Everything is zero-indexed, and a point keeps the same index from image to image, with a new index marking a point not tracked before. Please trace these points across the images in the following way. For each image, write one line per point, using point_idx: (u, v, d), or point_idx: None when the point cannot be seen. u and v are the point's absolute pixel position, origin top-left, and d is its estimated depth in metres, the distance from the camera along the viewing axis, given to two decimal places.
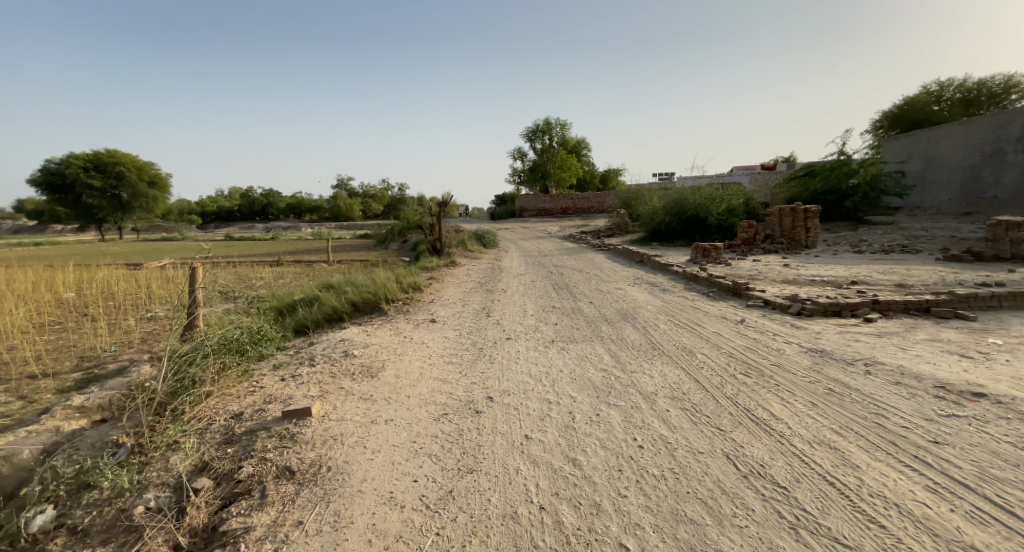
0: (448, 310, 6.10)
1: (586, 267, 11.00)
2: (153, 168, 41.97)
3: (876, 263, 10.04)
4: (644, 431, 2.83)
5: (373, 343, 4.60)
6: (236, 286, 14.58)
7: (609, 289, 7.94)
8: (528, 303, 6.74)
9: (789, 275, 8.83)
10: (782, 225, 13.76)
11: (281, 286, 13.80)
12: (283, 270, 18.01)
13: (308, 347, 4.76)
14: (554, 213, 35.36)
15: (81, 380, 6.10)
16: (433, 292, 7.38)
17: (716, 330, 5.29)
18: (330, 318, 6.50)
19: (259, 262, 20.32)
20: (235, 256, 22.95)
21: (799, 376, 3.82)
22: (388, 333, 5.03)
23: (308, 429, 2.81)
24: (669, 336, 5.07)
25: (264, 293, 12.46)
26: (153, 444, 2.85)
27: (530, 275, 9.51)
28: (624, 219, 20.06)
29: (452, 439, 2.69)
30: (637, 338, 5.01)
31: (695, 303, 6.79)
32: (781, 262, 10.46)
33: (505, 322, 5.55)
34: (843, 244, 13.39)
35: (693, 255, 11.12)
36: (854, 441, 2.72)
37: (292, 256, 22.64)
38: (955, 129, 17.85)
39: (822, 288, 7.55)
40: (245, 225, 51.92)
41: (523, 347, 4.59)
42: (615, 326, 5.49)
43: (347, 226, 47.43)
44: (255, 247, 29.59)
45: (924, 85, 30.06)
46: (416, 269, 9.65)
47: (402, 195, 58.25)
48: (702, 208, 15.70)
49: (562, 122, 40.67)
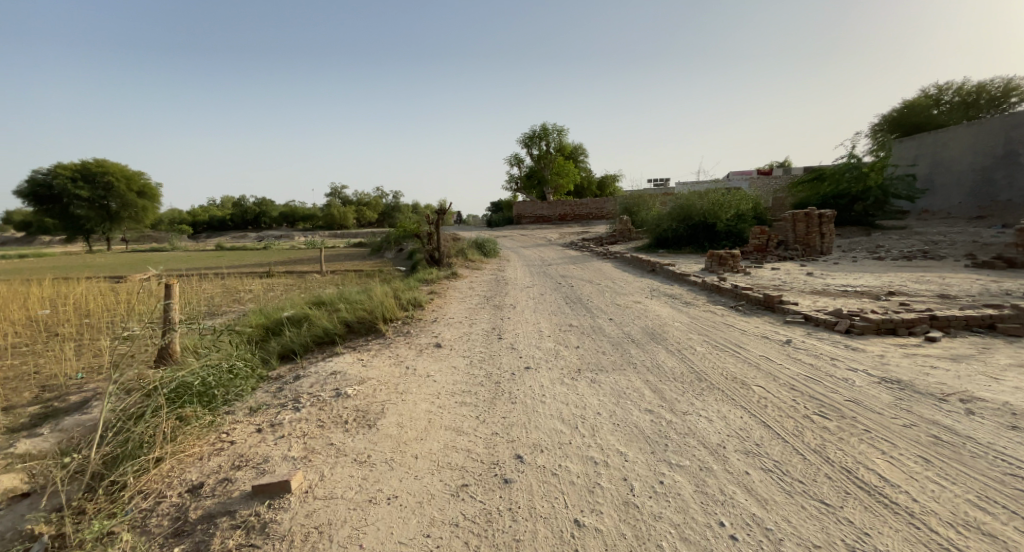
0: (454, 332, 5.41)
1: (596, 277, 10.35)
2: (143, 178, 41.21)
3: (903, 271, 9.47)
4: (731, 510, 2.15)
5: (370, 377, 3.89)
6: (223, 300, 13.80)
7: (627, 303, 7.27)
8: (543, 322, 6.05)
9: (817, 285, 8.22)
10: (795, 230, 13.20)
11: (270, 300, 13.02)
12: (274, 282, 17.23)
13: (293, 382, 4.05)
14: (552, 220, 34.81)
15: (36, 418, 5.35)
16: (435, 309, 6.70)
17: (762, 354, 4.63)
18: (320, 341, 5.81)
19: (249, 274, 19.55)
20: (224, 268, 22.12)
21: (886, 418, 3.16)
22: (387, 362, 4.33)
23: (285, 516, 2.11)
24: (712, 362, 4.40)
25: (252, 309, 11.69)
26: (76, 540, 2.13)
27: (538, 288, 8.84)
28: (626, 225, 19.47)
29: (478, 530, 2.00)
30: (676, 365, 4.33)
31: (726, 318, 6.13)
32: (803, 270, 9.87)
33: (521, 346, 4.86)
34: (861, 250, 12.85)
35: (708, 264, 10.50)
36: (1012, 523, 2.05)
37: (284, 267, 21.87)
38: (964, 131, 17.46)
39: (860, 300, 6.93)
40: (237, 234, 51.17)
41: (546, 378, 3.90)
42: (646, 350, 4.82)
43: (342, 235, 46.72)
44: (246, 257, 28.76)
45: (923, 89, 29.93)
46: (415, 282, 8.97)
47: (396, 203, 57.58)
48: (710, 213, 15.15)
49: (558, 128, 40.31)
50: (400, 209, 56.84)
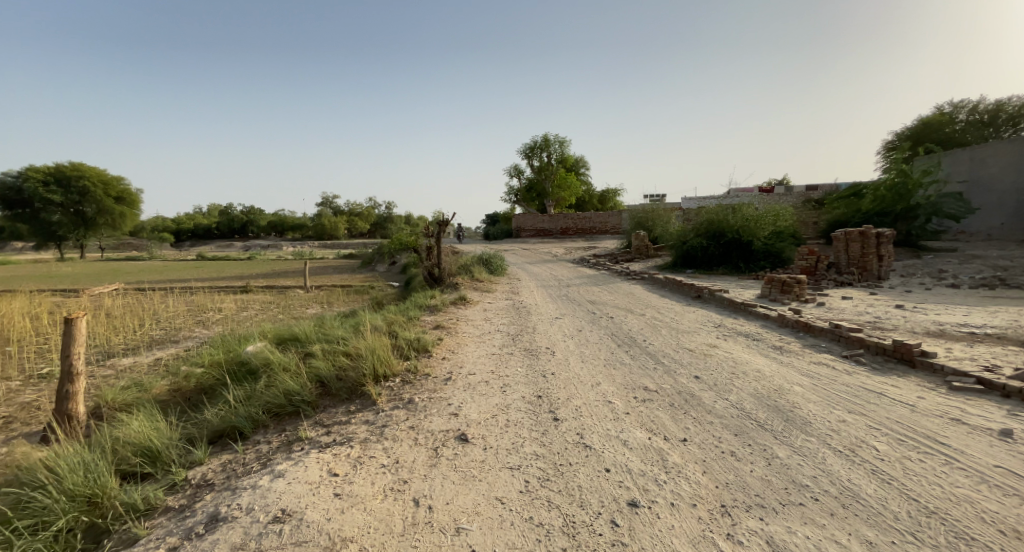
0: (484, 404, 3.54)
1: (634, 304, 8.54)
2: (122, 183, 38.81)
3: (1009, 304, 7.81)
4: None
5: (348, 542, 2.00)
6: (184, 321, 11.79)
7: (702, 349, 5.44)
8: (604, 382, 4.19)
9: (928, 324, 6.48)
10: (849, 252, 11.63)
11: (241, 324, 11.05)
12: (249, 299, 15.23)
13: (201, 534, 2.16)
14: (553, 234, 33.16)
15: None
16: (448, 355, 4.81)
17: (1000, 466, 2.82)
18: (280, 411, 3.89)
19: (224, 288, 17.52)
20: (196, 281, 20.03)
21: None
22: (378, 486, 2.44)
23: None
24: (936, 487, 2.57)
25: (215, 336, 9.71)
26: None
27: (571, 320, 6.97)
28: (643, 242, 17.71)
29: None
30: (883, 493, 2.50)
31: (863, 381, 4.33)
32: (887, 302, 8.14)
33: (597, 440, 3.01)
34: (923, 276, 11.27)
35: (766, 291, 8.81)
36: None
37: (264, 281, 19.83)
38: (1005, 147, 16.15)
39: (1013, 349, 5.18)
40: (222, 243, 48.97)
41: (685, 542, 2.04)
42: (804, 451, 2.97)
43: (330, 245, 44.79)
44: (225, 269, 26.69)
45: (938, 105, 28.99)
46: (414, 311, 7.09)
47: (388, 213, 55.80)
48: (745, 230, 13.49)
49: (559, 139, 38.81)
50: (393, 220, 55.10)
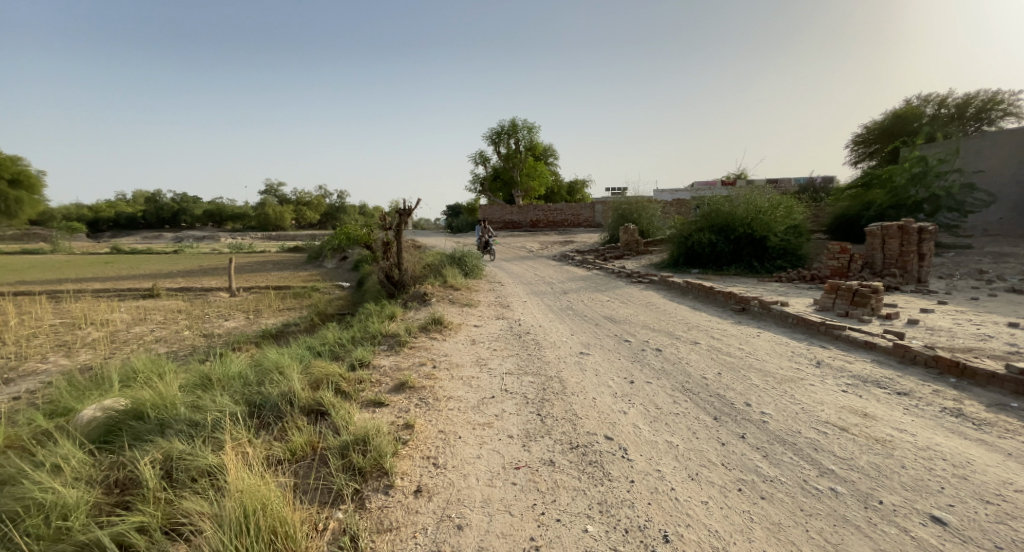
0: None
1: (670, 322, 6.31)
2: (20, 164, 32.48)
3: None
4: None
5: None
6: (42, 344, 8.46)
7: (861, 426, 3.22)
8: None
9: None
10: (884, 250, 10.07)
11: (123, 349, 7.94)
12: (153, 308, 11.86)
13: None
14: (522, 227, 30.71)
15: None
16: (428, 481, 2.31)
17: None
18: None
19: (124, 292, 13.88)
20: (92, 282, 16.02)
21: None
22: None
23: None
24: None
25: (70, 371, 6.62)
26: None
27: (606, 359, 4.59)
28: (634, 236, 15.60)
29: None
30: None
31: None
32: (987, 318, 6.34)
33: None
34: (966, 279, 9.82)
35: (830, 303, 6.85)
36: None
37: (180, 281, 16.16)
38: (1003, 137, 15.32)
39: None
40: (150, 234, 43.29)
41: None
42: None
43: (276, 237, 40.47)
44: (144, 265, 22.49)
45: (906, 99, 28.69)
46: (362, 348, 4.49)
47: (342, 202, 51.36)
48: (760, 224, 11.66)
49: (528, 125, 36.16)
50: (348, 211, 50.99)
